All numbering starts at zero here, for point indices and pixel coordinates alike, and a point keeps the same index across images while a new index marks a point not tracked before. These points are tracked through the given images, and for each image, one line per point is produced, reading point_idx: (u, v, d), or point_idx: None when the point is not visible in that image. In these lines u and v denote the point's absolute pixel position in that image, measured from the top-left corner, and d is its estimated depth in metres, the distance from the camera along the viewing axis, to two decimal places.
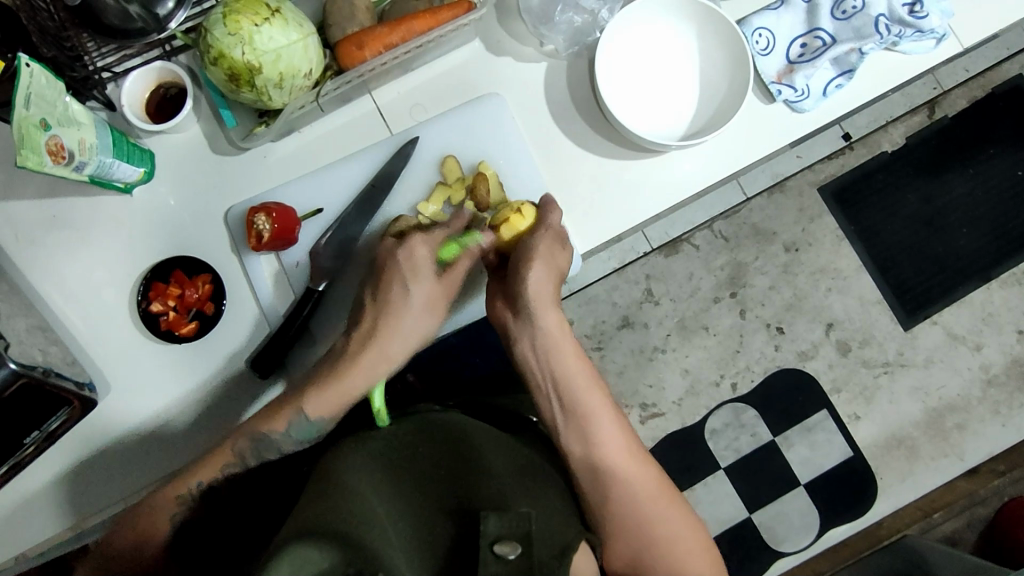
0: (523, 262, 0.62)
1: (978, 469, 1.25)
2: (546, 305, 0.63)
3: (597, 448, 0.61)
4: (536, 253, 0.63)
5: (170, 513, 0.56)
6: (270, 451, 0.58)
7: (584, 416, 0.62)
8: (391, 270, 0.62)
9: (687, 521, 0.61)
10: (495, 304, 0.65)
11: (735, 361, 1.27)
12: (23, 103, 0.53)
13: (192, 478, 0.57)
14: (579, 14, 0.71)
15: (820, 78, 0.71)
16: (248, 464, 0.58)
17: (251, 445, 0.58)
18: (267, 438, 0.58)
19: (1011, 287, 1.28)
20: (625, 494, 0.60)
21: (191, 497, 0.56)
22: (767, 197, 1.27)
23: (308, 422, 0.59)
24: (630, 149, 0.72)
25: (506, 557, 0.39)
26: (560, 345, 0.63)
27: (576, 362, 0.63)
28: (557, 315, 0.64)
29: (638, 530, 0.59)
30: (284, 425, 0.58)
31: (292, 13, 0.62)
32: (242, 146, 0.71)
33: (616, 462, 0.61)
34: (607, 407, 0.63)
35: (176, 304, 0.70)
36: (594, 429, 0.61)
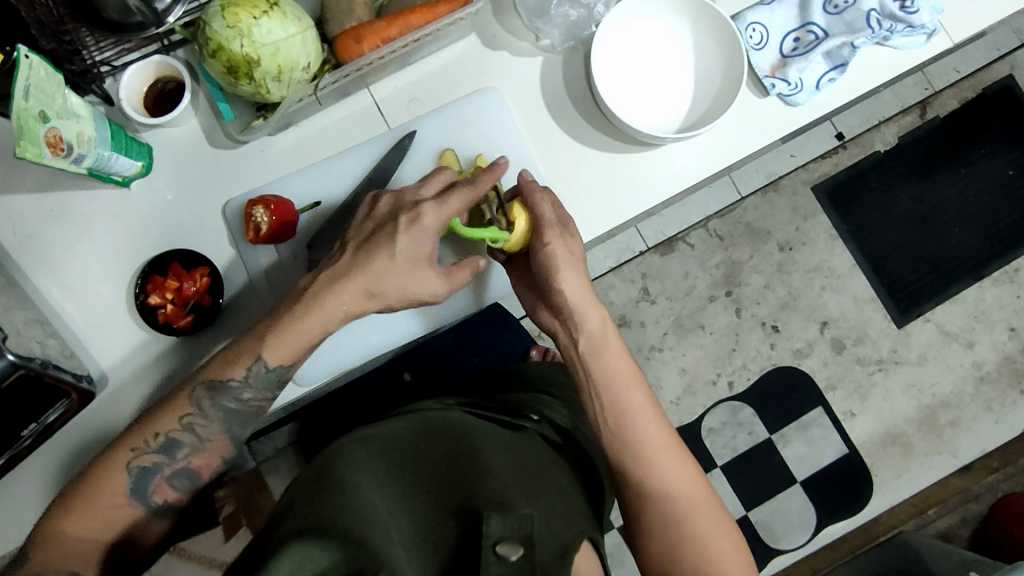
0: (550, 273, 0.65)
1: (973, 466, 1.26)
2: (588, 306, 0.66)
3: (633, 444, 0.62)
4: (558, 259, 0.65)
5: (126, 463, 0.57)
6: (226, 400, 0.60)
7: (622, 414, 0.63)
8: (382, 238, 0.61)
9: (719, 519, 0.60)
10: (539, 311, 0.70)
11: (731, 359, 1.27)
12: (21, 95, 0.53)
13: (147, 428, 0.58)
14: (574, 9, 0.71)
15: (812, 72, 0.72)
16: (207, 411, 0.59)
17: (210, 395, 0.59)
18: (225, 385, 0.59)
19: (1003, 285, 1.30)
20: (657, 492, 0.60)
21: (148, 447, 0.57)
22: (761, 196, 1.28)
23: (270, 369, 0.60)
24: (627, 143, 0.73)
25: (507, 559, 0.40)
26: (603, 348, 0.65)
27: (609, 360, 0.65)
28: (599, 313, 0.66)
29: (669, 526, 0.58)
30: (243, 372, 0.59)
31: (290, 6, 0.63)
32: (240, 139, 0.72)
33: (654, 457, 0.61)
34: (646, 403, 0.64)
35: (174, 297, 0.69)
36: (631, 422, 0.62)
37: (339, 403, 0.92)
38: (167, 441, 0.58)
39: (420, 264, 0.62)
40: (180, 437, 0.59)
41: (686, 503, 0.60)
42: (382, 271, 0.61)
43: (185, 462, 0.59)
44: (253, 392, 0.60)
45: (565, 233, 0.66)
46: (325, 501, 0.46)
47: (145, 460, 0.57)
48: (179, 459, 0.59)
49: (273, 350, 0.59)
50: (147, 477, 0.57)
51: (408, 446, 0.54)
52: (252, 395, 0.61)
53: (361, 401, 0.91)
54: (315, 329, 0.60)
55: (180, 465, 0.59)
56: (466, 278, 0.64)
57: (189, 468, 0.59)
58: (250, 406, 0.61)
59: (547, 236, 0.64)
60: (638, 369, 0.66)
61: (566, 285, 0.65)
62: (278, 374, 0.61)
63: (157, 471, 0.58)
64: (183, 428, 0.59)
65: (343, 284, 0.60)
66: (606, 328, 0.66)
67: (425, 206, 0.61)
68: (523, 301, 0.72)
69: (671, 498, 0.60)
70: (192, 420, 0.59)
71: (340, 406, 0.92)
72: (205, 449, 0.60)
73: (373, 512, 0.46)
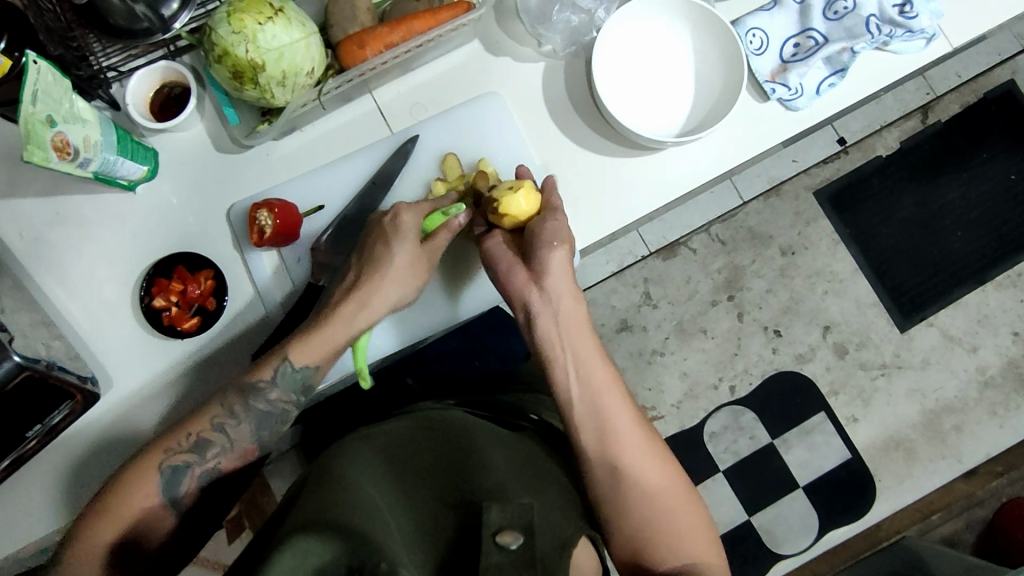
0: (541, 243, 0.64)
1: (977, 471, 1.25)
2: (565, 284, 0.65)
3: (612, 430, 0.61)
4: (553, 233, 0.64)
5: (159, 463, 0.58)
6: (257, 400, 0.62)
7: (597, 397, 0.62)
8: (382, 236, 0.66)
9: (689, 510, 0.61)
10: (518, 277, 0.65)
11: (733, 363, 1.27)
12: (29, 99, 0.54)
13: (182, 427, 0.60)
14: (576, 14, 0.72)
15: (813, 77, 0.73)
16: (237, 413, 0.62)
17: (241, 398, 0.62)
18: (255, 387, 0.62)
19: (1007, 289, 1.29)
20: (637, 479, 0.60)
21: (181, 447, 0.59)
22: (763, 201, 1.28)
23: (296, 369, 0.63)
24: (627, 147, 0.73)
25: (507, 547, 0.39)
26: (577, 332, 0.65)
27: (585, 341, 0.65)
28: (574, 293, 0.66)
29: (645, 515, 0.59)
30: (271, 373, 0.63)
31: (295, 13, 0.64)
32: (245, 144, 0.72)
33: (627, 444, 0.61)
34: (618, 387, 0.64)
35: (179, 299, 0.70)
36: (606, 406, 0.62)
37: (339, 404, 0.91)
38: (199, 439, 0.60)
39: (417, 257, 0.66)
40: (211, 436, 0.61)
41: (660, 494, 0.60)
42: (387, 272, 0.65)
43: (215, 463, 0.61)
44: (282, 395, 0.63)
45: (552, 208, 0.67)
46: (324, 495, 0.46)
47: (177, 460, 0.59)
48: (209, 458, 0.60)
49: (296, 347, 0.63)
50: (178, 475, 0.58)
51: (407, 444, 0.54)
52: (280, 398, 0.63)
53: (362, 404, 0.90)
54: (338, 332, 0.64)
55: (209, 464, 0.60)
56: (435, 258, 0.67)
57: (218, 469, 0.61)
58: (278, 410, 0.64)
59: (556, 214, 0.66)
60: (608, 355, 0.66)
61: (554, 259, 0.64)
62: (304, 375, 0.64)
63: (187, 469, 0.59)
64: (215, 429, 0.61)
65: (360, 291, 0.65)
66: (579, 316, 0.65)
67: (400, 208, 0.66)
68: (495, 260, 0.66)
69: (647, 486, 0.60)
70: (223, 421, 0.61)
71: (342, 409, 0.91)
72: (234, 450, 0.62)
73: (373, 506, 0.46)
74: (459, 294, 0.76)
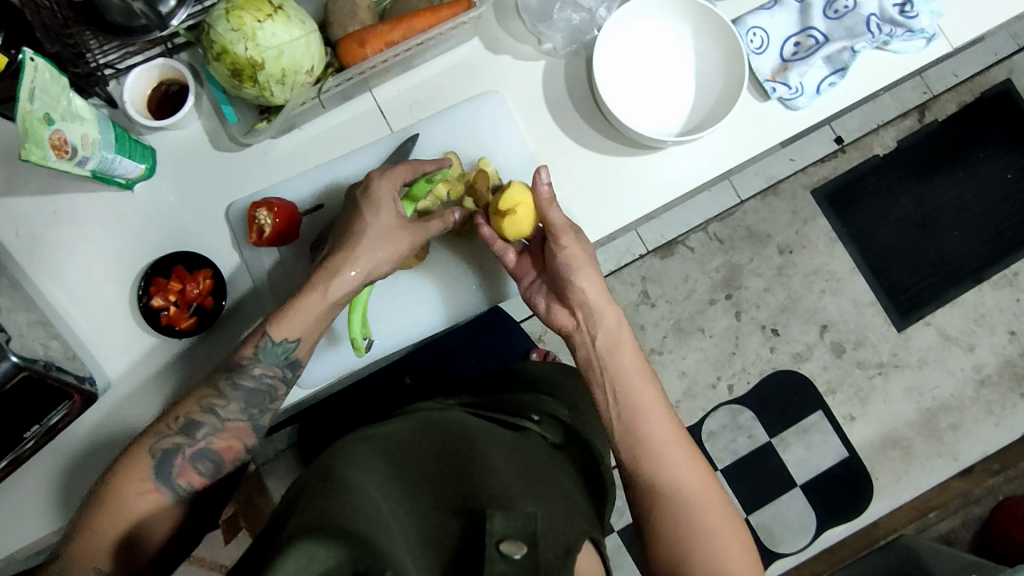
0: (568, 272, 0.66)
1: (974, 469, 1.26)
2: (603, 307, 0.67)
3: (647, 440, 0.62)
4: (579, 260, 0.66)
5: (149, 447, 0.58)
6: (243, 378, 0.62)
7: (635, 409, 0.64)
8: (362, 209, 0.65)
9: (724, 515, 0.60)
10: (558, 314, 0.69)
11: (731, 362, 1.27)
12: (27, 97, 0.54)
13: (170, 411, 0.60)
14: (577, 13, 0.72)
15: (813, 76, 0.73)
16: (228, 394, 0.62)
17: (226, 378, 0.62)
18: (240, 364, 0.63)
19: (1003, 288, 1.30)
20: (670, 486, 0.60)
21: (170, 430, 0.60)
22: (760, 200, 1.29)
23: (275, 343, 0.63)
24: (626, 146, 0.73)
25: (511, 557, 0.39)
26: (620, 348, 0.66)
27: (626, 357, 0.66)
28: (615, 316, 0.67)
29: (679, 517, 0.59)
30: (251, 348, 0.63)
31: (294, 10, 0.63)
32: (243, 142, 0.72)
33: (664, 453, 0.62)
34: (658, 399, 0.65)
35: (177, 299, 0.69)
36: (644, 417, 0.63)
37: (331, 402, 0.91)
38: (187, 422, 0.60)
39: (391, 228, 0.65)
40: (200, 419, 0.60)
41: (694, 498, 0.60)
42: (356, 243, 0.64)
43: (207, 443, 0.60)
44: (266, 368, 0.63)
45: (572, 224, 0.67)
46: (325, 499, 0.45)
47: (167, 442, 0.59)
48: (199, 439, 0.60)
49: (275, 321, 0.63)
50: (170, 458, 0.58)
51: (409, 446, 0.54)
52: (265, 372, 0.63)
53: (360, 403, 0.90)
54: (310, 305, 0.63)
55: (201, 446, 0.60)
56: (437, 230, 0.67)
57: (211, 449, 0.60)
58: (264, 385, 0.63)
59: (564, 239, 0.66)
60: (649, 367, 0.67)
61: (586, 284, 0.67)
62: (285, 350, 0.64)
63: (179, 452, 0.59)
64: (204, 409, 0.61)
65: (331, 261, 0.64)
66: (621, 334, 0.67)
67: (370, 176, 0.66)
68: (534, 299, 0.72)
69: (679, 492, 0.60)
70: (212, 402, 0.61)
71: (339, 409, 0.90)
72: (225, 431, 0.61)
73: (376, 510, 0.45)
74: (454, 289, 0.75)
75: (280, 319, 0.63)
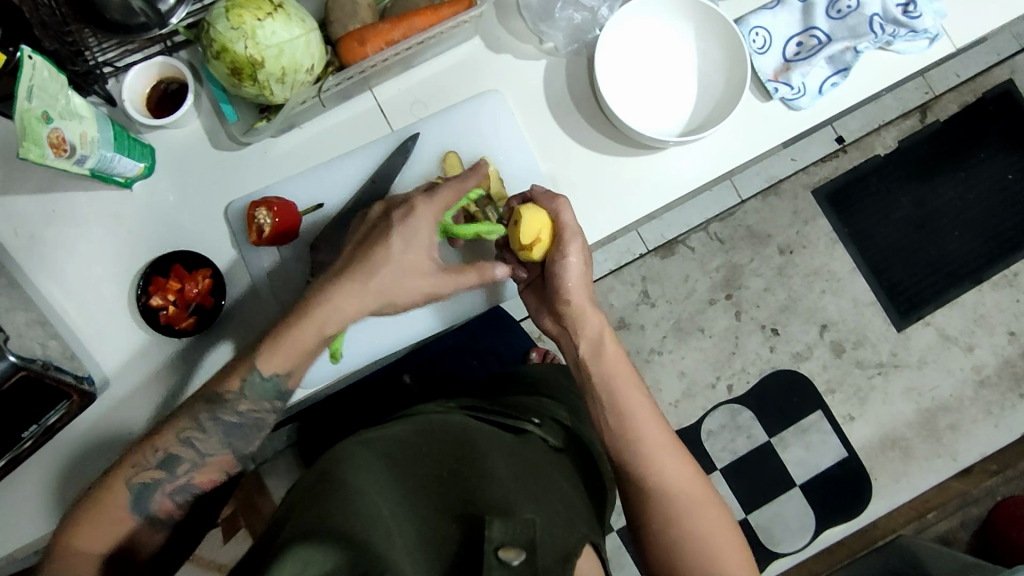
0: (558, 283, 0.67)
1: (972, 469, 1.26)
2: (588, 312, 0.69)
3: (634, 439, 0.63)
4: (572, 272, 0.67)
5: (127, 481, 0.57)
6: (224, 412, 0.60)
7: (621, 411, 0.65)
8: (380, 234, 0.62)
9: (716, 514, 0.60)
10: (546, 322, 0.73)
11: (730, 362, 1.27)
12: (25, 95, 0.53)
13: (148, 444, 0.59)
14: (579, 12, 0.72)
15: (815, 77, 0.72)
16: (205, 426, 0.60)
17: (207, 409, 0.60)
18: (222, 398, 0.60)
19: (1002, 289, 1.30)
20: (660, 483, 0.61)
21: (149, 463, 0.58)
22: (761, 199, 1.28)
23: (262, 377, 0.60)
24: (627, 146, 0.73)
25: (510, 564, 0.39)
26: (603, 351, 0.68)
27: (615, 361, 0.68)
28: (598, 318, 0.69)
29: (669, 523, 0.59)
30: (239, 384, 0.60)
31: (295, 9, 0.63)
32: (243, 142, 0.72)
33: (653, 452, 0.63)
34: (645, 401, 0.66)
35: (176, 298, 0.69)
36: (632, 418, 0.64)
37: (331, 400, 0.90)
38: (167, 455, 0.59)
39: (421, 261, 0.62)
40: (179, 452, 0.59)
41: (684, 495, 0.61)
42: (380, 274, 0.61)
43: (187, 479, 0.60)
44: (251, 404, 0.61)
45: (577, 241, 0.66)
46: (325, 502, 0.45)
47: (145, 477, 0.58)
48: (180, 474, 0.59)
49: (267, 358, 0.60)
50: (149, 492, 0.58)
51: (409, 448, 0.54)
52: (250, 408, 0.61)
53: (361, 403, 0.90)
54: (313, 332, 0.60)
55: (181, 482, 0.60)
56: (472, 280, 0.65)
57: (191, 484, 0.60)
58: (249, 420, 0.62)
59: (570, 251, 0.66)
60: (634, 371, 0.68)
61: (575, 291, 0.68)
62: (274, 384, 0.61)
63: (159, 486, 0.58)
64: (183, 442, 0.59)
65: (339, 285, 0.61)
66: (603, 336, 0.69)
67: (415, 202, 0.62)
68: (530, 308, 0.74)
69: (669, 489, 0.61)
70: (191, 435, 0.59)
71: (339, 408, 0.90)
72: (206, 465, 0.61)
73: (375, 514, 0.45)
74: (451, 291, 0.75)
75: (268, 351, 0.60)
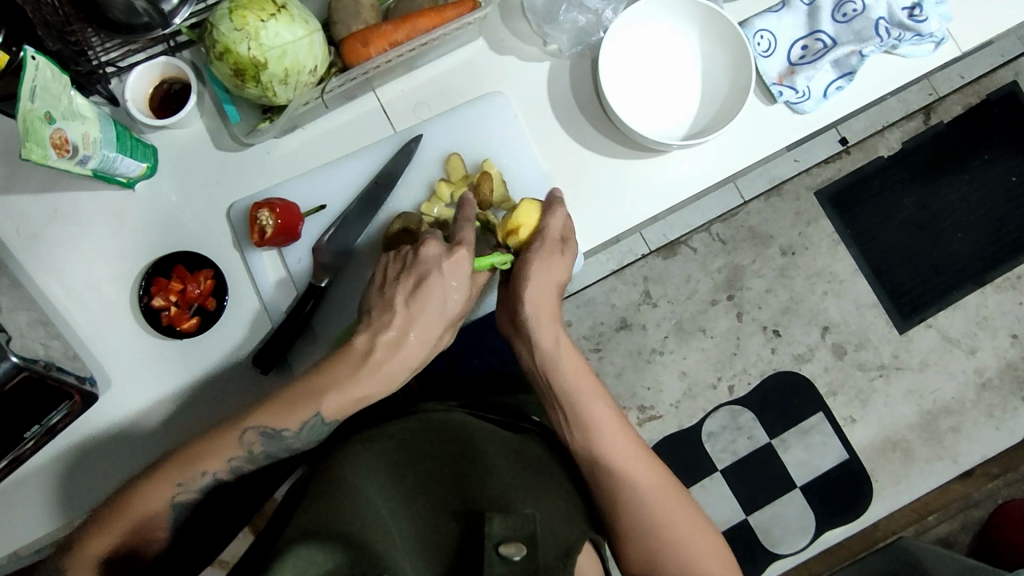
0: (518, 280, 0.65)
1: (973, 472, 1.26)
2: (545, 322, 0.65)
3: (598, 451, 0.61)
4: (530, 268, 0.65)
5: (170, 498, 0.55)
6: (276, 446, 0.58)
7: (585, 423, 0.63)
8: (434, 282, 0.61)
9: (691, 518, 0.60)
10: (504, 322, 0.69)
11: (732, 363, 1.27)
12: (27, 96, 0.53)
13: (194, 466, 0.56)
14: (583, 14, 0.71)
15: (820, 81, 0.72)
16: (253, 456, 0.58)
17: (260, 441, 0.57)
18: (278, 435, 0.57)
19: (1005, 292, 1.30)
20: (630, 493, 0.59)
21: (191, 484, 0.56)
22: (764, 200, 1.28)
23: (325, 423, 0.58)
24: (632, 148, 0.73)
25: (511, 559, 0.39)
26: (562, 363, 0.64)
27: (577, 374, 0.64)
28: (553, 331, 0.65)
29: (642, 530, 0.58)
30: (297, 425, 0.57)
31: (297, 9, 0.63)
32: (246, 142, 0.71)
33: (620, 464, 0.60)
34: (608, 411, 0.63)
35: (178, 299, 0.69)
36: (595, 433, 0.62)
37: None
38: (211, 480, 0.57)
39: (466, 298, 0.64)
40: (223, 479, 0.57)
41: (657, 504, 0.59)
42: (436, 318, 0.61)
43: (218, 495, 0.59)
44: (304, 442, 0.59)
45: (553, 249, 0.65)
46: (327, 502, 0.45)
47: (187, 497, 0.56)
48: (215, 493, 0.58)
49: (330, 403, 0.57)
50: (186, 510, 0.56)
51: (409, 448, 0.54)
52: (302, 444, 0.59)
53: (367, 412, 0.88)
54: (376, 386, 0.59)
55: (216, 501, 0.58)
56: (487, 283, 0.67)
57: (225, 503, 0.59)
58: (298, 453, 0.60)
59: (535, 248, 0.65)
60: (597, 379, 0.65)
61: (532, 294, 0.64)
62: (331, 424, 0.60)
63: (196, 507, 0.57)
64: (229, 469, 0.57)
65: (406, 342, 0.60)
66: (559, 351, 0.65)
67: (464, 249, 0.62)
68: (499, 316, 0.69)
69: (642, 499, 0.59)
70: (240, 465, 0.57)
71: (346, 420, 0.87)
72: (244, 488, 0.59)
73: (374, 514, 0.45)
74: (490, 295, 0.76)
75: (333, 403, 0.57)
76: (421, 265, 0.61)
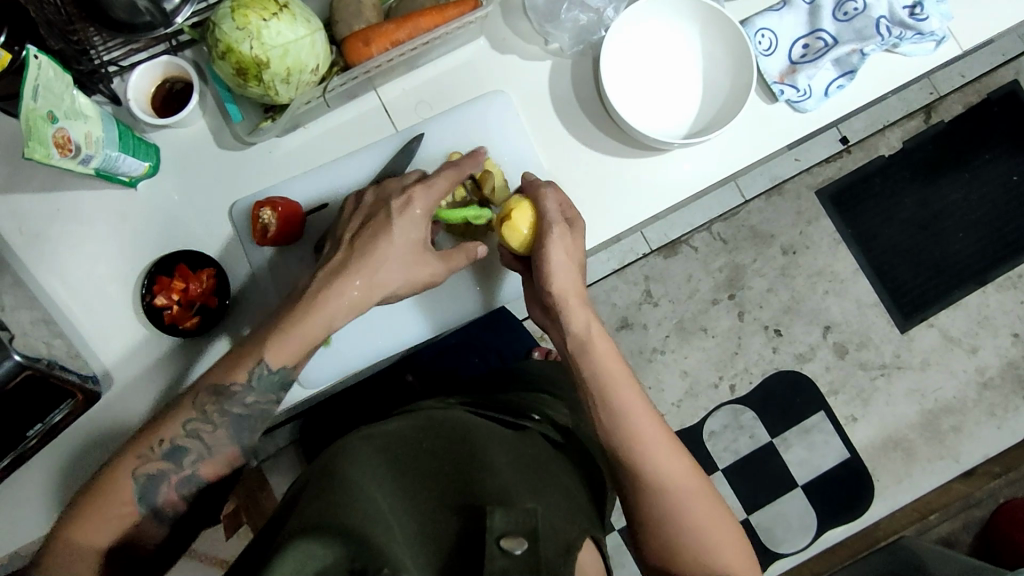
0: (541, 265, 0.66)
1: (975, 471, 1.25)
2: (574, 302, 0.67)
3: (631, 437, 0.61)
4: (560, 251, 0.65)
5: (132, 471, 0.56)
6: (229, 405, 0.59)
7: (614, 410, 0.62)
8: (384, 222, 0.64)
9: (717, 509, 0.61)
10: (535, 313, 0.72)
11: (733, 362, 1.27)
12: (30, 94, 0.53)
13: (152, 434, 0.58)
14: (585, 13, 0.71)
15: (821, 79, 0.72)
16: (210, 417, 0.59)
17: (215, 403, 0.59)
18: (230, 391, 0.59)
19: (1006, 291, 1.29)
20: (658, 480, 0.60)
21: (153, 454, 0.57)
22: (765, 199, 1.28)
23: (272, 372, 0.60)
24: (634, 147, 0.73)
25: (512, 552, 0.39)
26: (595, 347, 0.66)
27: (606, 358, 0.65)
28: (585, 313, 0.67)
29: (671, 515, 0.59)
30: (245, 377, 0.59)
31: (299, 8, 0.63)
32: (247, 141, 0.71)
33: (649, 449, 0.61)
34: (639, 400, 0.63)
35: (180, 297, 0.69)
36: (625, 419, 0.62)
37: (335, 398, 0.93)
38: (172, 447, 0.58)
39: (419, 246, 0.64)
40: (185, 444, 0.58)
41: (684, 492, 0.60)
42: (385, 262, 0.63)
43: (193, 469, 0.59)
44: (258, 396, 0.61)
45: (566, 233, 0.66)
46: (327, 496, 0.45)
47: (151, 467, 0.57)
48: (186, 466, 0.58)
49: (274, 349, 0.60)
50: (154, 484, 0.57)
51: (410, 442, 0.54)
52: (256, 400, 0.61)
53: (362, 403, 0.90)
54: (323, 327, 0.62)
55: (186, 473, 0.58)
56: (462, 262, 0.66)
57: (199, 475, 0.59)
58: (255, 412, 0.61)
59: (548, 240, 0.65)
60: (627, 366, 0.66)
61: (561, 278, 0.66)
62: (282, 376, 0.61)
63: (164, 479, 0.57)
64: (188, 433, 0.58)
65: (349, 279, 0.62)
66: (592, 332, 0.66)
67: (413, 192, 0.64)
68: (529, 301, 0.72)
69: (671, 487, 0.60)
70: (198, 427, 0.59)
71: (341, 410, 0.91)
72: (214, 457, 0.59)
73: (374, 507, 0.45)
74: (487, 292, 0.76)
75: (279, 346, 0.60)
76: (372, 205, 0.65)
